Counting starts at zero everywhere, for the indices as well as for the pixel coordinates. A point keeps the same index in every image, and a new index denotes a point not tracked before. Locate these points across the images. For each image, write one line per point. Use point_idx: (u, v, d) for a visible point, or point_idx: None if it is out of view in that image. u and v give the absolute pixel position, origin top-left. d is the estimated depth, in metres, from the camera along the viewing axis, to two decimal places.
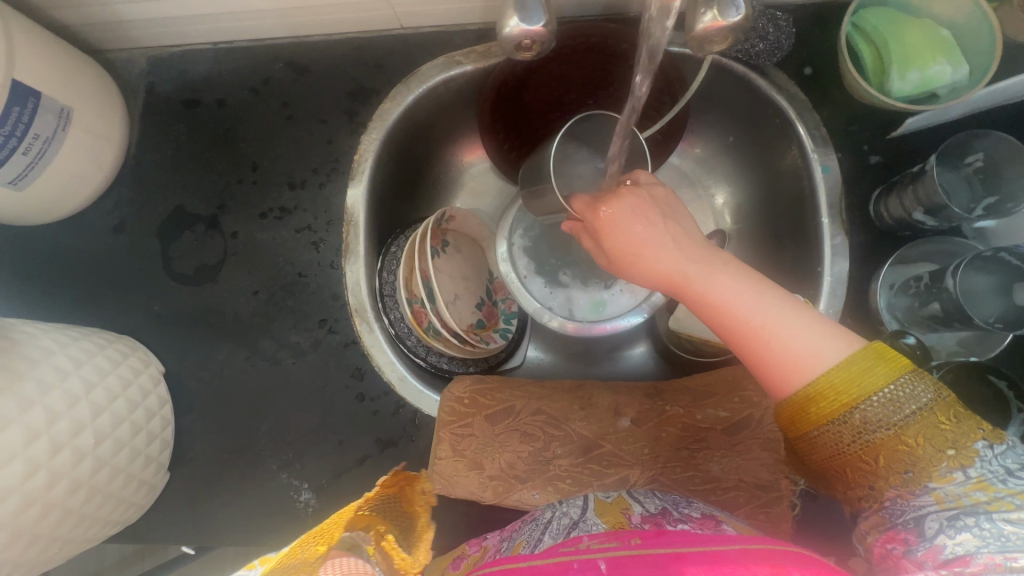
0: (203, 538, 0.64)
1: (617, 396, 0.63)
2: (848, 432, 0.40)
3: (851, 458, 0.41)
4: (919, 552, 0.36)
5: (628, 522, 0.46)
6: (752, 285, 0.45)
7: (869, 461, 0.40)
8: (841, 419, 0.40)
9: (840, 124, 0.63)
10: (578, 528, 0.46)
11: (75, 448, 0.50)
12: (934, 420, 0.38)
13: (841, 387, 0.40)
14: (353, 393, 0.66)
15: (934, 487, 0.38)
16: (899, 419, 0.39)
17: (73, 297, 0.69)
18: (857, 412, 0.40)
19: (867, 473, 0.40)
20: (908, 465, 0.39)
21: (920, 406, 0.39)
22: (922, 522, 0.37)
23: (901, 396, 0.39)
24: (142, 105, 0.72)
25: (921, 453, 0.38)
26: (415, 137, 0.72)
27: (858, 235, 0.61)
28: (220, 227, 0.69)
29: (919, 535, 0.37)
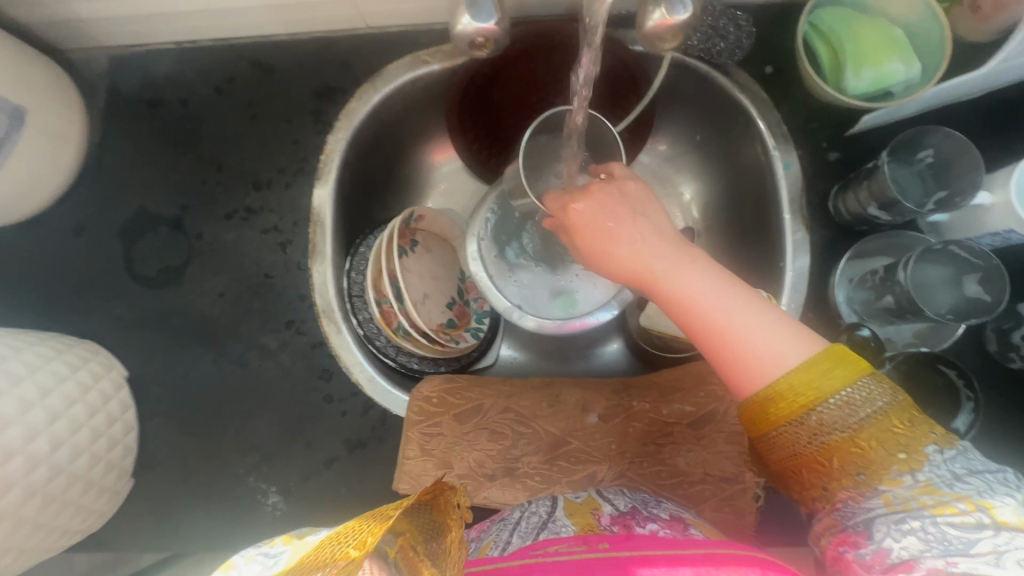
0: (169, 544, 0.63)
1: (585, 392, 0.63)
2: (804, 432, 0.40)
3: (807, 458, 0.40)
4: (868, 555, 0.36)
5: (597, 524, 0.46)
6: (722, 284, 0.46)
7: (824, 463, 0.40)
8: (797, 419, 0.40)
9: (800, 122, 0.64)
10: (546, 529, 0.46)
11: (29, 455, 0.49)
12: (889, 424, 0.38)
13: (799, 389, 0.40)
14: (321, 394, 0.65)
15: (884, 490, 0.37)
16: (854, 422, 0.39)
17: (32, 302, 0.67)
18: (813, 413, 0.40)
19: (823, 474, 0.40)
20: (861, 466, 0.38)
21: (876, 410, 0.39)
22: (871, 525, 0.37)
23: (857, 399, 0.39)
24: (103, 105, 0.71)
25: (874, 456, 0.38)
26: (383, 136, 0.71)
27: (818, 230, 0.62)
28: (184, 228, 0.68)
29: (868, 537, 0.37)
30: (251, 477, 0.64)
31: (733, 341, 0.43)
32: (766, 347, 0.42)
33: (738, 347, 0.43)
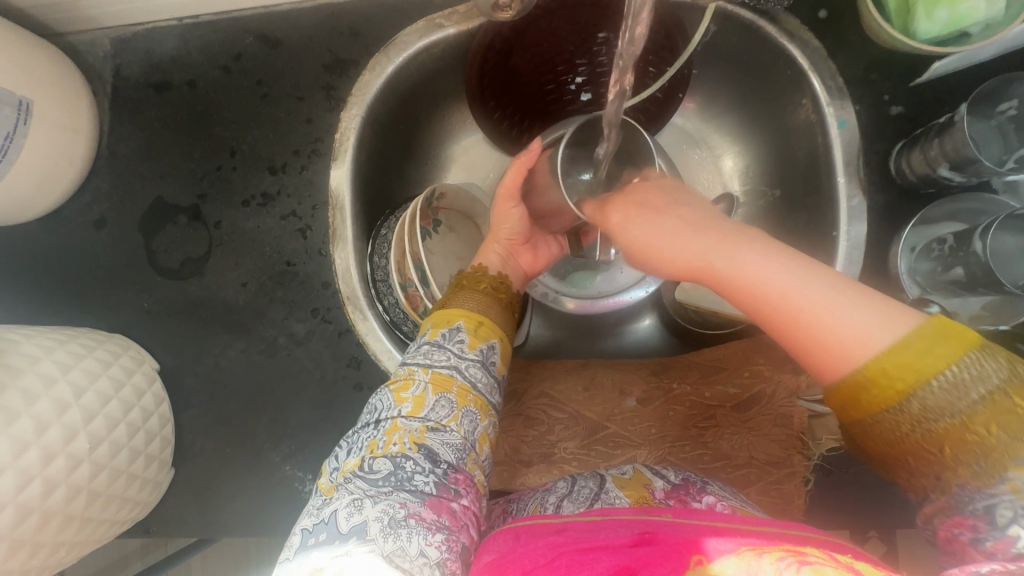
0: (212, 529, 0.65)
1: (623, 372, 0.60)
2: (907, 420, 0.36)
3: (913, 445, 0.36)
4: (989, 542, 0.32)
5: (651, 497, 0.46)
6: (780, 261, 0.42)
7: (932, 450, 0.35)
8: (899, 405, 0.36)
9: (858, 73, 0.57)
10: (600, 500, 0.46)
11: (69, 454, 0.50)
12: (1010, 405, 0.33)
13: (895, 371, 0.36)
14: (351, 382, 0.64)
15: (1014, 476, 0.32)
16: (964, 405, 0.34)
17: (61, 297, 0.67)
18: (915, 398, 0.35)
19: (930, 461, 0.35)
20: (977, 455, 0.33)
21: (990, 390, 0.33)
22: (993, 508, 0.33)
23: (967, 379, 0.34)
24: (110, 91, 0.68)
25: (994, 444, 0.33)
26: (399, 110, 0.67)
27: (877, 195, 0.57)
28: (202, 217, 0.67)
29: (990, 523, 0.33)
30: (286, 465, 0.65)
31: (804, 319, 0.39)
32: (851, 324, 0.37)
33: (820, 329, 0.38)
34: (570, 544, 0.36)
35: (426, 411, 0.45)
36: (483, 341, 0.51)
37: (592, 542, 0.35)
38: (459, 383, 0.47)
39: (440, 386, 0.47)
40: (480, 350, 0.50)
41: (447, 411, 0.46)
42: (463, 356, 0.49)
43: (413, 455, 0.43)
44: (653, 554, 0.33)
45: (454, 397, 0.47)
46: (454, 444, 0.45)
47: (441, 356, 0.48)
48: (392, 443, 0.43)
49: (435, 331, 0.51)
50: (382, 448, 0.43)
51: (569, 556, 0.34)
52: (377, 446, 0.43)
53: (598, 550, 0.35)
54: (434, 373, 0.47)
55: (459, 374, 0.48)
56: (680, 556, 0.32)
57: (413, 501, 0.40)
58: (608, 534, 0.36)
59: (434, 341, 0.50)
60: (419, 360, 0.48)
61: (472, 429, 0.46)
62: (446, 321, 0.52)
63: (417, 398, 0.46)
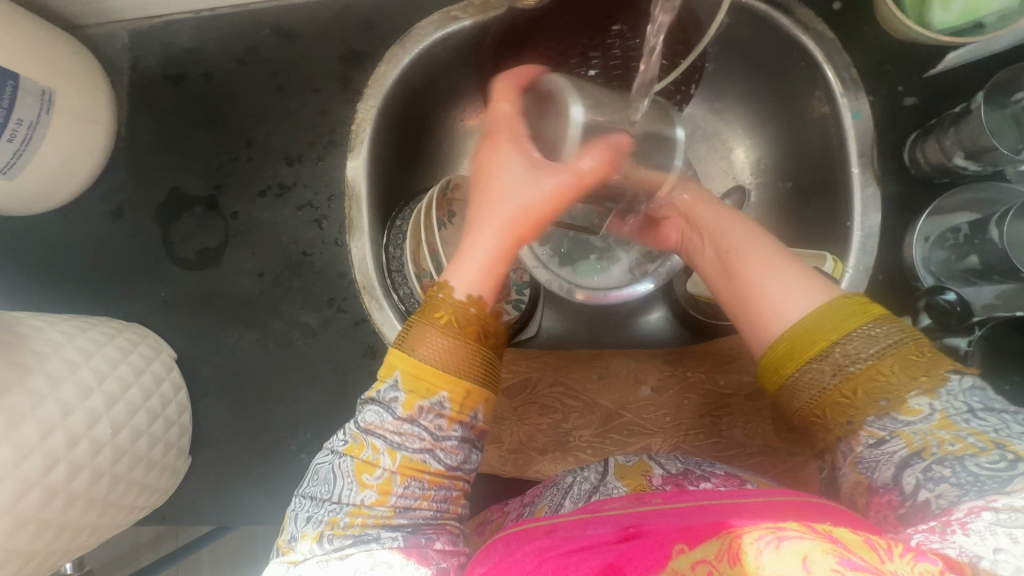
0: (228, 517, 0.65)
1: (638, 361, 0.61)
2: (828, 366, 0.39)
3: (828, 400, 0.39)
4: (909, 516, 0.35)
5: (648, 485, 0.46)
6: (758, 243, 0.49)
7: (845, 397, 0.39)
8: (823, 354, 0.40)
9: (872, 64, 0.58)
10: (599, 492, 0.46)
11: (93, 439, 0.50)
12: (906, 355, 0.38)
13: (815, 331, 0.40)
14: (366, 371, 0.65)
15: (903, 424, 0.37)
16: (870, 355, 0.38)
17: (78, 286, 0.68)
18: (837, 347, 0.39)
19: (844, 413, 0.39)
20: (883, 395, 0.38)
21: (890, 345, 0.38)
22: (900, 476, 0.36)
23: (871, 335, 0.39)
24: (127, 83, 0.69)
25: (896, 383, 0.37)
26: (414, 102, 0.68)
27: (891, 185, 0.57)
28: (219, 208, 0.67)
29: (900, 493, 0.36)
30: (302, 453, 0.65)
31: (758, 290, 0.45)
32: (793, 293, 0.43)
33: (764, 295, 0.44)
34: (556, 547, 0.36)
35: (393, 497, 0.42)
36: (467, 412, 0.44)
37: (577, 543, 0.36)
38: (432, 468, 0.43)
39: (409, 471, 0.42)
40: (462, 425, 0.44)
41: (416, 494, 0.42)
42: (440, 437, 0.43)
43: (376, 534, 0.41)
44: (637, 547, 0.34)
45: (426, 482, 0.43)
46: (424, 517, 0.43)
47: (414, 440, 0.43)
48: (353, 524, 0.41)
49: (412, 400, 0.43)
50: (343, 527, 0.41)
51: (555, 560, 0.35)
52: (337, 524, 0.41)
53: (584, 550, 0.35)
54: (403, 459, 0.42)
55: (433, 460, 0.43)
56: (659, 551, 0.33)
57: (383, 547, 0.40)
58: (595, 531, 0.37)
59: (408, 417, 0.43)
60: (386, 437, 0.43)
61: (444, 499, 0.44)
62: (423, 385, 0.44)
63: (380, 487, 0.42)
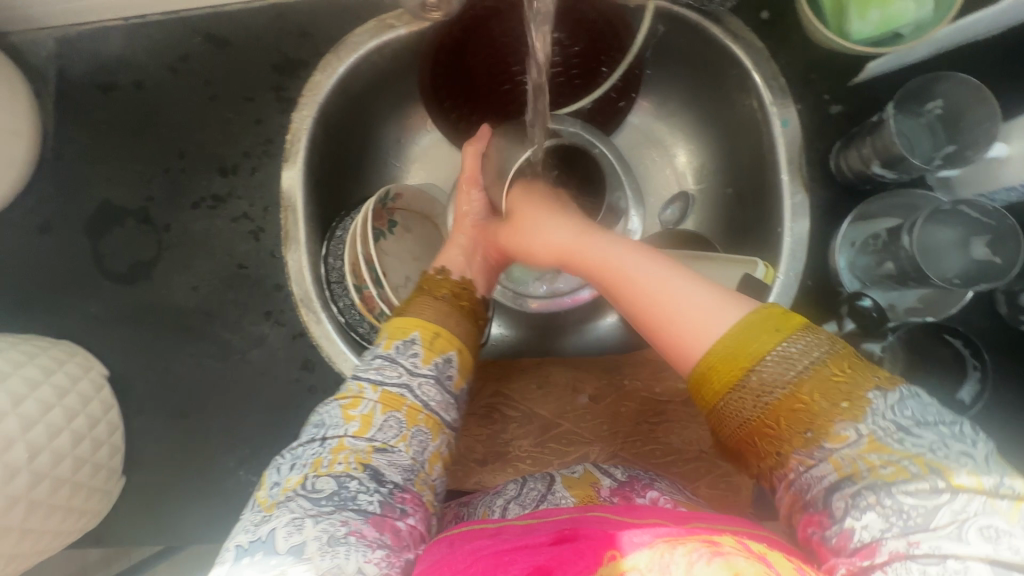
0: (165, 537, 0.64)
1: (577, 370, 0.61)
2: (748, 398, 0.37)
3: (755, 425, 0.37)
4: (833, 538, 0.33)
5: (597, 497, 0.46)
6: (659, 263, 0.45)
7: (771, 427, 0.37)
8: (740, 384, 0.37)
9: (800, 72, 0.59)
10: (546, 501, 0.46)
11: (6, 464, 0.49)
12: (829, 374, 0.36)
13: (735, 350, 0.38)
14: (306, 385, 0.64)
15: (830, 450, 0.35)
16: (792, 378, 0.36)
17: (4, 304, 0.65)
18: (753, 375, 0.37)
19: (773, 440, 0.37)
20: (815, 435, 0.35)
21: (813, 361, 0.36)
22: (830, 500, 0.34)
23: (794, 354, 0.37)
24: (54, 92, 0.67)
25: (818, 412, 0.35)
26: (353, 111, 0.67)
27: (819, 191, 0.58)
28: (152, 220, 0.65)
29: (830, 516, 0.34)
30: (240, 470, 0.64)
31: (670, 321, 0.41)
32: (712, 315, 0.40)
33: (667, 309, 0.41)
34: (496, 546, 0.36)
35: (373, 431, 0.46)
36: (438, 353, 0.52)
37: (511, 544, 0.35)
38: (409, 402, 0.48)
39: (390, 404, 0.47)
40: (435, 364, 0.51)
41: (394, 430, 0.46)
42: (416, 372, 0.50)
43: (357, 475, 0.43)
44: (568, 548, 0.33)
45: (403, 417, 0.47)
46: (402, 464, 0.45)
47: (393, 373, 0.49)
48: (337, 462, 0.44)
49: (390, 342, 0.51)
50: (326, 466, 0.43)
51: (489, 559, 0.34)
52: (321, 464, 0.43)
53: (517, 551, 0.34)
54: (384, 392, 0.48)
55: (410, 393, 0.48)
56: (593, 552, 0.32)
57: (355, 517, 0.41)
58: (532, 535, 0.36)
59: (388, 354, 0.51)
60: (370, 375, 0.49)
61: (421, 446, 0.47)
62: (401, 331, 0.52)
63: (365, 416, 0.46)
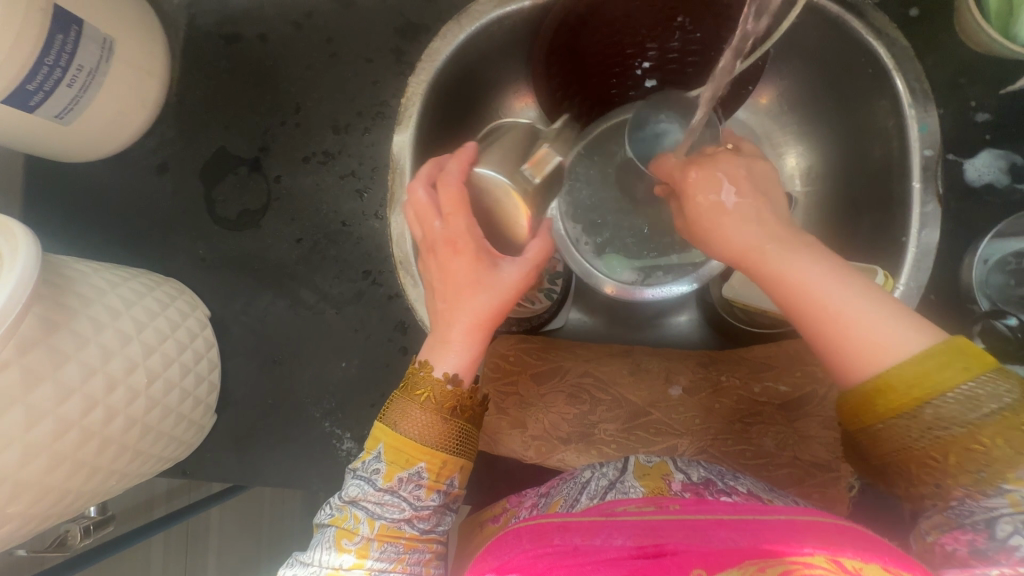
0: (247, 476, 0.66)
1: (670, 362, 0.61)
2: (918, 426, 0.36)
3: (918, 454, 0.37)
4: (992, 550, 0.34)
5: (668, 489, 0.44)
6: (832, 266, 0.40)
7: (937, 460, 0.36)
8: (911, 413, 0.36)
9: (946, 76, 0.56)
10: (615, 489, 0.45)
11: (129, 386, 0.50)
12: (1017, 421, 0.35)
13: (911, 388, 0.36)
14: (396, 345, 0.65)
15: (1010, 489, 0.35)
16: (974, 418, 0.35)
17: (120, 237, 0.69)
18: (930, 407, 0.36)
19: (933, 470, 0.37)
20: (980, 464, 0.35)
21: (1002, 407, 0.35)
22: (995, 522, 0.34)
23: (980, 394, 0.36)
24: (183, 39, 0.69)
25: (999, 454, 0.35)
26: (465, 81, 0.68)
27: (953, 202, 0.55)
28: (262, 170, 0.67)
29: (989, 536, 0.34)
30: (326, 421, 0.65)
31: (835, 316, 0.38)
32: (881, 331, 0.37)
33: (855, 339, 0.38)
34: (571, 551, 0.36)
35: (372, 561, 0.43)
36: (443, 482, 0.45)
37: (593, 552, 0.35)
38: (408, 533, 0.44)
39: (387, 538, 0.43)
40: (438, 493, 0.45)
41: (390, 559, 0.43)
42: (417, 505, 0.44)
43: None
44: (653, 566, 0.33)
45: (403, 545, 0.43)
46: None
47: (394, 509, 0.44)
48: None
49: (391, 473, 0.44)
50: None
51: (566, 568, 0.34)
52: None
53: (597, 562, 0.34)
54: (381, 527, 0.44)
55: (408, 525, 0.44)
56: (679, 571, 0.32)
57: None
58: (609, 543, 0.36)
59: (388, 485, 0.44)
60: (368, 507, 0.44)
61: (417, 564, 0.44)
62: (403, 458, 0.44)
63: (358, 553, 0.43)
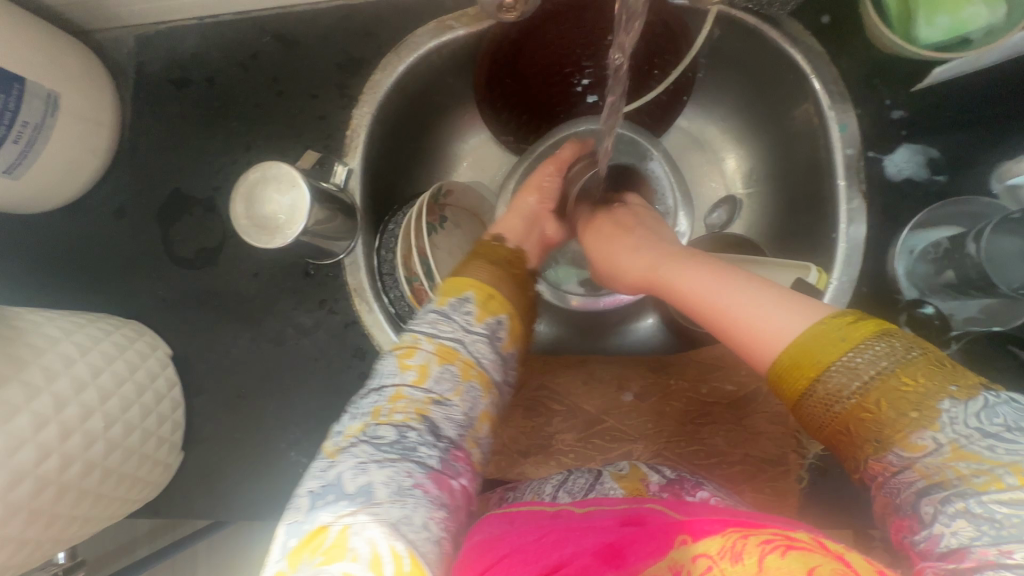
0: (218, 511, 0.66)
1: (621, 368, 0.61)
2: (817, 407, 0.39)
3: (829, 433, 0.40)
4: (920, 542, 0.35)
5: (646, 490, 0.46)
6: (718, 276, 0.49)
7: (845, 434, 0.39)
8: (806, 394, 0.40)
9: (861, 77, 0.58)
10: (595, 490, 0.46)
11: (86, 431, 0.51)
12: (896, 382, 0.37)
13: (795, 365, 0.40)
14: (356, 371, 0.66)
15: (913, 458, 0.36)
16: (857, 387, 0.38)
17: (81, 283, 0.70)
18: (818, 384, 0.39)
19: (866, 435, 0.38)
20: (879, 433, 0.37)
21: (879, 372, 0.38)
22: (919, 505, 0.35)
23: (857, 363, 0.38)
24: (133, 87, 0.71)
25: (916, 402, 0.36)
26: (410, 110, 0.70)
27: (878, 196, 0.58)
28: (217, 209, 0.69)
29: (918, 520, 0.35)
30: (292, 451, 0.66)
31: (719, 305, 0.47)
32: (770, 319, 0.43)
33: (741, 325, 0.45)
34: (563, 526, 0.39)
35: (430, 382, 0.48)
36: (489, 315, 0.54)
37: (581, 525, 0.38)
38: (463, 357, 0.50)
39: (445, 357, 0.49)
40: (486, 324, 0.53)
41: (449, 382, 0.48)
42: (469, 329, 0.52)
43: (417, 424, 0.45)
44: (640, 531, 0.36)
45: (458, 369, 0.49)
46: (455, 419, 0.47)
47: (448, 328, 0.51)
48: (396, 412, 0.46)
49: (444, 299, 0.53)
50: (386, 414, 0.45)
51: (558, 536, 0.38)
52: (381, 413, 0.46)
53: (586, 530, 0.38)
54: (439, 344, 0.50)
55: (463, 348, 0.50)
56: (667, 534, 0.35)
57: (419, 471, 0.43)
58: (598, 518, 0.39)
59: (442, 311, 0.52)
60: (425, 329, 0.51)
61: (473, 402, 0.49)
62: (456, 290, 0.55)
63: (421, 366, 0.48)
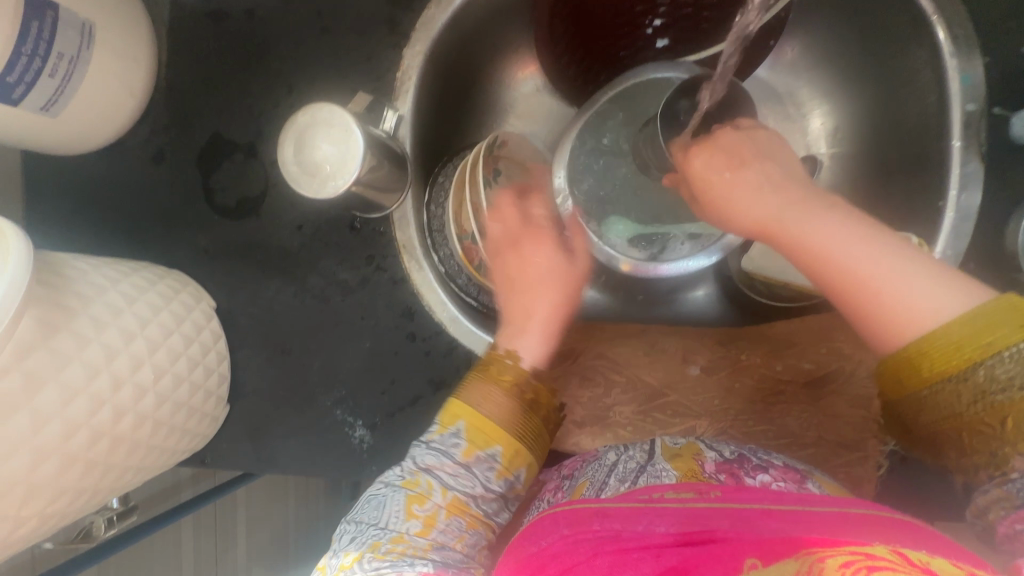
0: (261, 466, 0.66)
1: (687, 340, 0.59)
2: (965, 392, 0.36)
3: (965, 421, 0.37)
4: None
5: (701, 471, 0.42)
6: (856, 232, 0.43)
7: (987, 427, 0.36)
8: (957, 378, 0.36)
9: (992, 19, 0.51)
10: (646, 473, 0.43)
11: (136, 383, 0.50)
12: None
13: (955, 346, 0.36)
14: (404, 332, 0.64)
15: None
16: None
17: (121, 230, 0.67)
18: (979, 371, 0.35)
19: (983, 437, 0.37)
20: None
21: None
22: None
23: None
24: (167, 20, 0.66)
25: None
26: (464, 50, 0.65)
27: (997, 160, 0.51)
28: (259, 156, 0.65)
29: None
30: (337, 410, 0.65)
31: (858, 273, 0.41)
32: (921, 298, 0.39)
33: (880, 294, 0.40)
34: (609, 542, 0.34)
35: (436, 531, 0.43)
36: (512, 471, 0.48)
37: (634, 539, 0.33)
38: (473, 511, 0.45)
39: (455, 510, 0.45)
40: (507, 481, 0.47)
41: (452, 535, 0.44)
42: (487, 487, 0.47)
43: (411, 560, 0.40)
44: (704, 553, 0.31)
45: (466, 524, 0.45)
46: (455, 556, 0.42)
47: (467, 483, 0.46)
48: (392, 549, 0.41)
49: (469, 450, 0.47)
50: (382, 550, 0.41)
51: (610, 555, 0.33)
52: (378, 547, 0.41)
53: (641, 549, 0.32)
54: (452, 498, 0.45)
55: (474, 503, 0.46)
56: (732, 560, 0.30)
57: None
58: (646, 528, 0.34)
59: (463, 463, 0.47)
60: (441, 476, 0.46)
61: (473, 545, 0.44)
62: (483, 438, 0.48)
63: (426, 519, 0.44)
